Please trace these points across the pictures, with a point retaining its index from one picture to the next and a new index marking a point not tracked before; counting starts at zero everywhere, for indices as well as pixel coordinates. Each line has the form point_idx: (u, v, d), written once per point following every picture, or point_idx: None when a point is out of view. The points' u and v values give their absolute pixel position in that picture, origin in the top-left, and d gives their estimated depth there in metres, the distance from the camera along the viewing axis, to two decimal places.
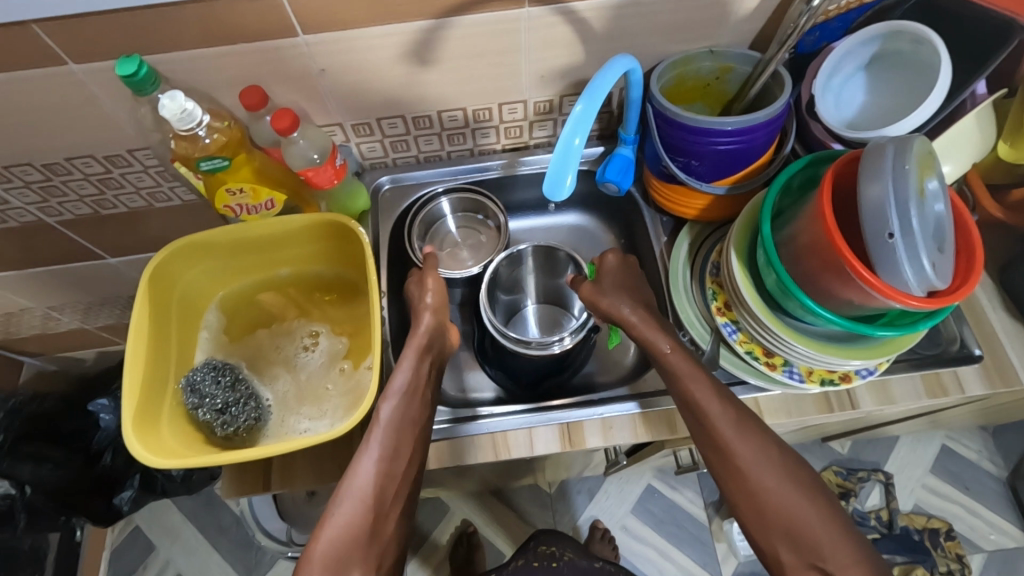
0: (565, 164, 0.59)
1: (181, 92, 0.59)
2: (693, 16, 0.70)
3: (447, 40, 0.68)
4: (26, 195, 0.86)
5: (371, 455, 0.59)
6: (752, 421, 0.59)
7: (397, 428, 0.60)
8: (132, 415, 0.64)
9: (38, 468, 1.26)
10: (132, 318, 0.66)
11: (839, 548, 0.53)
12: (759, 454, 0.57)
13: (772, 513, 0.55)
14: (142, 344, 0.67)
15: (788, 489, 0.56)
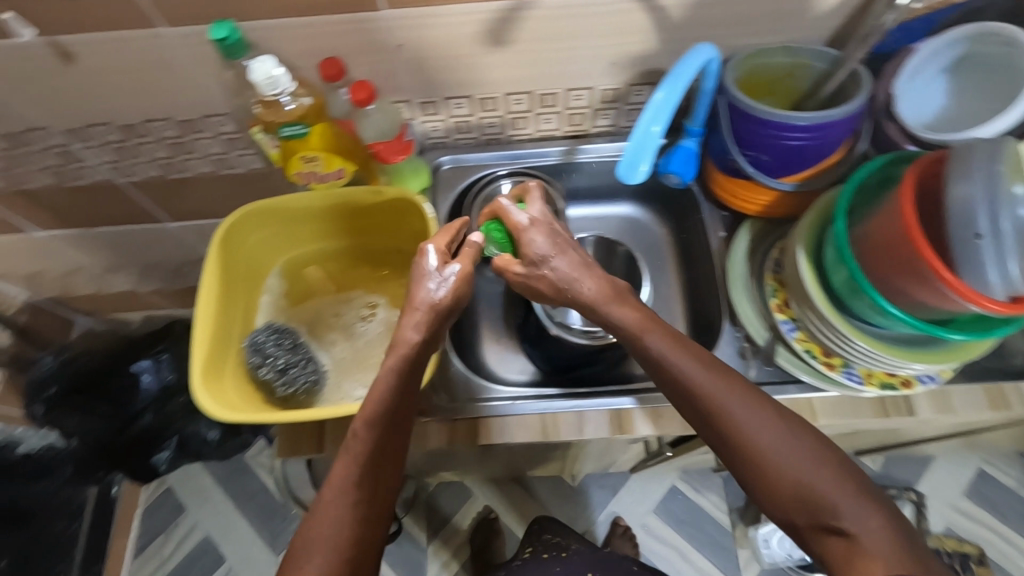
0: (642, 150, 0.59)
1: (270, 57, 0.60)
2: (771, 10, 0.69)
3: (523, 22, 0.69)
4: (102, 154, 0.89)
5: (338, 490, 0.56)
6: (746, 389, 0.56)
7: (369, 459, 0.57)
8: (202, 366, 0.67)
9: (82, 422, 1.35)
10: (203, 276, 0.69)
11: (855, 503, 0.50)
12: (764, 424, 0.54)
13: (781, 482, 0.53)
14: (212, 300, 0.70)
15: (798, 453, 0.53)
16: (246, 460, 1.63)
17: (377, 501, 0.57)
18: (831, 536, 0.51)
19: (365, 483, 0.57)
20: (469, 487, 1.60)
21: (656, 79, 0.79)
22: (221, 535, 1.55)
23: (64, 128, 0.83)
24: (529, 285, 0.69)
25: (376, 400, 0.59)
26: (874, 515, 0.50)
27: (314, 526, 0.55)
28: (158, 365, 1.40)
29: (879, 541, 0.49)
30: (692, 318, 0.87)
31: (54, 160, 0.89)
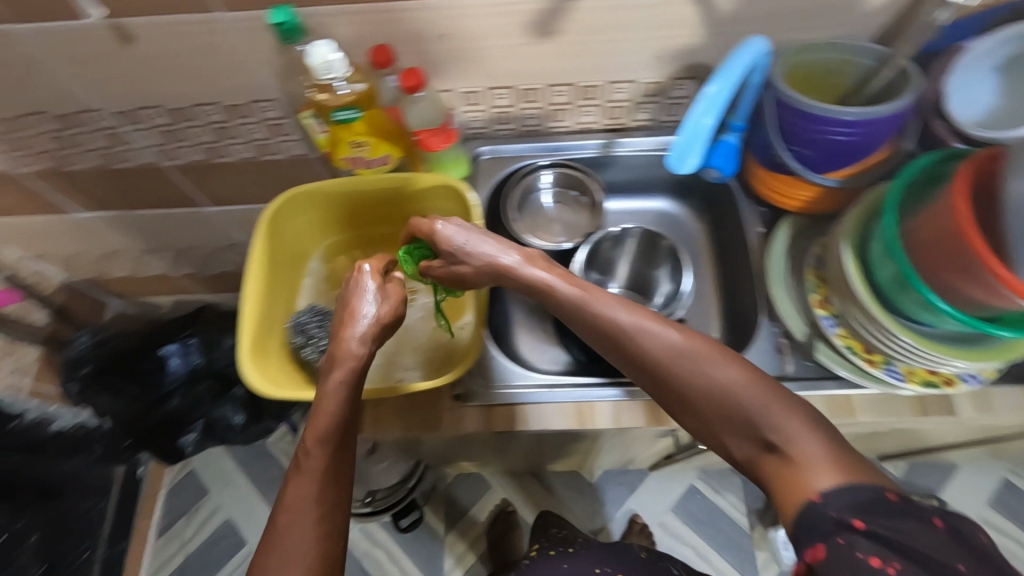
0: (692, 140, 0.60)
1: (327, 42, 0.61)
2: (820, 5, 0.69)
3: (571, 12, 0.70)
4: (149, 137, 0.91)
5: (296, 510, 0.53)
6: (660, 318, 0.55)
7: (328, 473, 0.55)
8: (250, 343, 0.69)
9: (114, 402, 1.37)
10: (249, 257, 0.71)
11: (782, 412, 0.49)
12: (681, 348, 0.53)
13: (704, 405, 0.52)
14: (257, 282, 0.72)
15: (720, 370, 0.52)
16: (268, 446, 1.65)
17: (338, 515, 0.55)
18: (767, 453, 0.49)
19: (327, 498, 0.54)
20: (487, 480, 1.61)
21: (699, 74, 0.80)
22: (242, 518, 1.56)
23: (115, 111, 0.85)
24: (449, 272, 0.67)
25: (329, 419, 0.57)
26: (802, 418, 0.49)
27: (273, 552, 0.52)
28: (186, 348, 1.41)
29: (810, 443, 0.48)
30: (726, 313, 0.88)
31: (103, 142, 0.92)
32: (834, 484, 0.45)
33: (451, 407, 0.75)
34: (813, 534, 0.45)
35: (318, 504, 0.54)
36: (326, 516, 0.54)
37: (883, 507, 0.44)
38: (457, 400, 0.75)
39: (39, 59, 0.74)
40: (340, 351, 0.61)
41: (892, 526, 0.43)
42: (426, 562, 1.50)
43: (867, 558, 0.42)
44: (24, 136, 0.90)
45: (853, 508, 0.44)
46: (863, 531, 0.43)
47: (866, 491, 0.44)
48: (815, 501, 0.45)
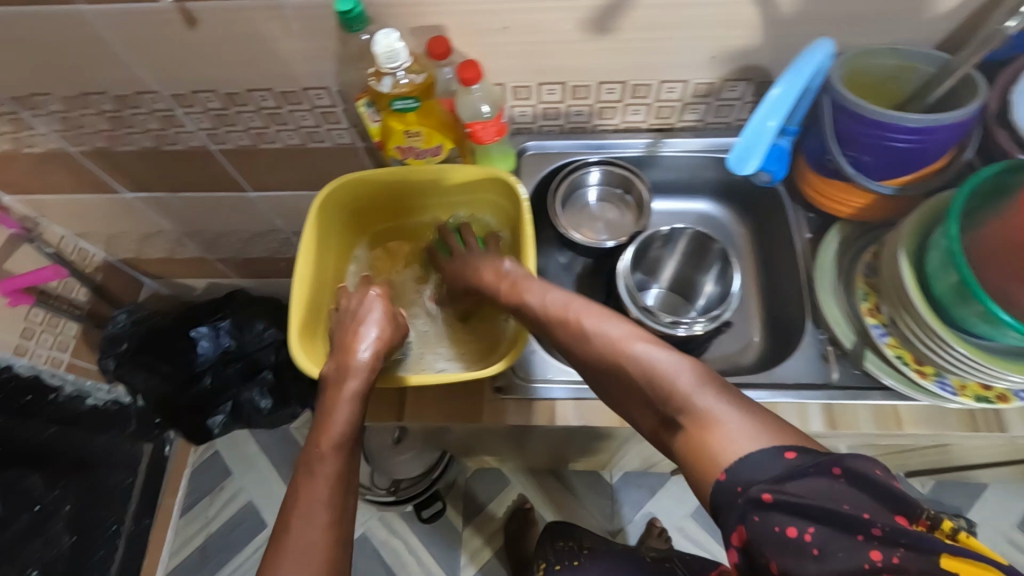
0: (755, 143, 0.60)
1: (393, 31, 0.62)
2: (884, 9, 0.68)
3: (630, 9, 0.69)
4: (201, 121, 0.92)
5: (308, 513, 0.56)
6: (579, 303, 0.59)
7: (338, 476, 0.58)
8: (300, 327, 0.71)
9: (148, 379, 1.39)
10: (299, 247, 0.72)
11: (682, 377, 0.51)
12: (593, 328, 0.56)
13: (619, 381, 0.55)
14: (309, 271, 0.73)
15: (628, 341, 0.54)
16: (291, 431, 1.66)
17: (346, 518, 0.57)
18: (674, 424, 0.51)
19: (336, 501, 0.57)
20: (505, 475, 1.60)
21: (753, 75, 0.79)
22: (264, 502, 1.57)
23: (171, 93, 0.86)
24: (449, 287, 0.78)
25: (342, 428, 0.61)
26: (698, 380, 0.50)
27: (285, 558, 0.54)
28: (217, 332, 1.43)
29: (709, 402, 0.49)
30: (768, 318, 0.87)
31: (156, 124, 0.94)
32: (735, 449, 0.46)
33: (491, 400, 0.75)
34: (731, 515, 0.46)
35: (333, 509, 0.57)
36: (338, 518, 0.56)
37: (787, 472, 0.44)
38: (497, 393, 0.75)
39: (105, 39, 0.76)
40: (351, 362, 0.66)
41: (802, 494, 0.44)
42: (443, 554, 1.51)
43: (782, 530, 0.43)
44: (82, 115, 0.92)
45: (759, 482, 0.45)
46: (773, 505, 0.44)
47: (764, 455, 0.45)
48: (721, 479, 0.46)
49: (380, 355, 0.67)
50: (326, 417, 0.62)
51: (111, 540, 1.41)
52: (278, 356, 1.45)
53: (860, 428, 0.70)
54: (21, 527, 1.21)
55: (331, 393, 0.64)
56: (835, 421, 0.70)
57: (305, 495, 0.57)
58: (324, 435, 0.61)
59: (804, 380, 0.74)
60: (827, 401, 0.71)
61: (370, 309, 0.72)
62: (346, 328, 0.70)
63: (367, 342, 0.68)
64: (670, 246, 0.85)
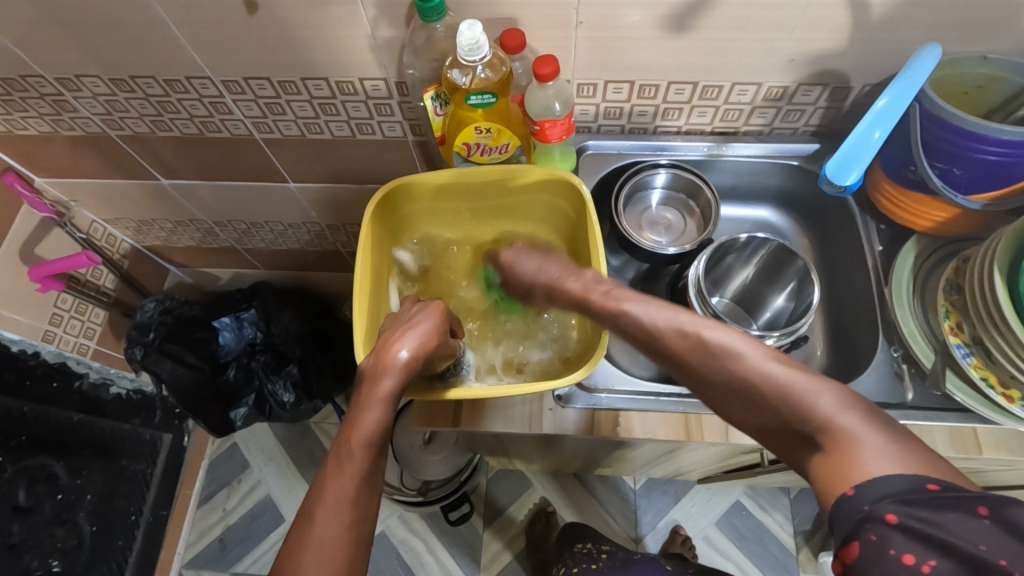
0: (858, 155, 0.67)
1: (477, 22, 0.59)
2: (980, 16, 0.65)
3: (714, 8, 0.66)
4: (249, 109, 0.90)
5: (333, 510, 0.52)
6: (691, 316, 0.54)
7: (365, 476, 0.55)
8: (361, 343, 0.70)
9: (173, 369, 1.33)
10: (357, 255, 0.71)
11: (821, 394, 0.45)
12: (715, 340, 0.51)
13: (743, 400, 0.49)
14: (368, 278, 0.72)
15: (751, 357, 0.49)
16: (311, 425, 1.62)
17: (368, 517, 0.54)
18: (811, 448, 0.46)
19: (360, 500, 0.54)
20: (528, 478, 1.58)
21: (831, 81, 0.76)
22: (283, 496, 1.53)
23: (222, 80, 0.84)
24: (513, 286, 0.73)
25: (370, 427, 0.57)
26: (840, 398, 0.45)
27: (304, 555, 0.50)
28: (239, 323, 1.42)
29: (851, 422, 0.44)
30: (830, 330, 0.85)
31: (203, 112, 0.91)
32: (872, 471, 0.41)
33: (552, 408, 0.73)
34: (844, 528, 0.41)
35: (355, 509, 0.53)
36: (360, 519, 0.53)
37: (919, 497, 0.40)
38: (557, 400, 0.73)
39: (165, 22, 0.74)
40: (387, 362, 0.61)
41: (932, 520, 0.39)
42: (463, 555, 1.49)
43: (900, 556, 0.38)
44: (127, 99, 0.90)
45: (888, 499, 0.40)
46: (898, 526, 0.39)
47: (902, 479, 0.40)
48: (848, 494, 0.41)
49: (418, 359, 0.63)
50: (357, 414, 0.58)
51: (130, 531, 1.38)
52: (305, 349, 1.42)
53: (937, 450, 0.67)
54: (46, 516, 1.20)
55: (364, 390, 0.60)
56: None
57: (327, 492, 0.53)
58: (355, 431, 0.57)
59: (876, 398, 0.71)
60: (904, 421, 0.68)
61: (420, 318, 0.66)
62: (394, 329, 0.66)
63: (407, 342, 0.63)
64: (743, 260, 0.83)
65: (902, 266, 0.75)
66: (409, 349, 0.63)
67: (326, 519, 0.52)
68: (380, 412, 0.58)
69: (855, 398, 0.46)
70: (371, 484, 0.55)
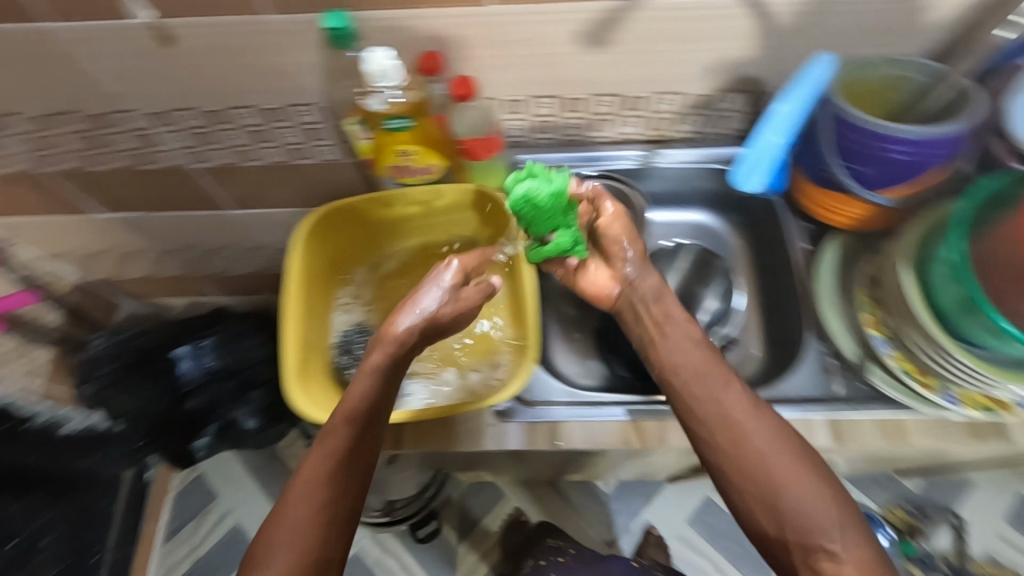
0: (757, 161, 0.66)
1: (383, 49, 0.60)
2: (878, 20, 0.68)
3: (627, 23, 0.68)
4: (180, 140, 0.89)
5: (311, 488, 0.55)
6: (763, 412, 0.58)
7: (344, 458, 0.56)
8: (299, 368, 0.67)
9: (132, 402, 1.31)
10: (289, 280, 0.69)
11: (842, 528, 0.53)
12: (773, 451, 0.56)
13: (776, 503, 0.55)
14: (302, 306, 0.70)
15: (798, 475, 0.55)
16: (279, 449, 1.57)
17: (349, 498, 0.57)
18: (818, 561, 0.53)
19: (339, 484, 0.56)
20: (501, 489, 1.57)
21: (748, 86, 0.78)
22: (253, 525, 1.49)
23: (148, 112, 0.83)
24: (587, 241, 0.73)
25: (357, 402, 0.58)
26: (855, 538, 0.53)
27: (284, 522, 0.54)
28: (198, 351, 1.35)
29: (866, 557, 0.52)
30: (767, 327, 0.87)
31: (134, 143, 0.90)
32: None
33: (491, 423, 0.73)
34: None
35: (332, 489, 0.55)
36: (341, 499, 0.55)
37: None
38: (498, 417, 0.73)
39: (83, 58, 0.73)
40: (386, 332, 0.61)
41: None
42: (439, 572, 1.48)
43: None
44: (54, 135, 0.88)
45: None
46: None
47: None
48: None
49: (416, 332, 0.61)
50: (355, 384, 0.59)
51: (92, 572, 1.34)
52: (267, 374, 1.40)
53: (867, 442, 0.69)
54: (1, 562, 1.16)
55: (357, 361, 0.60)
56: (841, 434, 0.69)
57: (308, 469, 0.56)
58: (342, 407, 0.58)
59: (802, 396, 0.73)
60: (833, 415, 0.70)
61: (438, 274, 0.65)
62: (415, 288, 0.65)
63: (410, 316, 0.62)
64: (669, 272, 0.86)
65: (821, 265, 0.77)
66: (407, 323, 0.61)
67: (304, 494, 0.55)
68: (375, 382, 0.59)
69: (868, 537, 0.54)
70: (356, 473, 0.57)
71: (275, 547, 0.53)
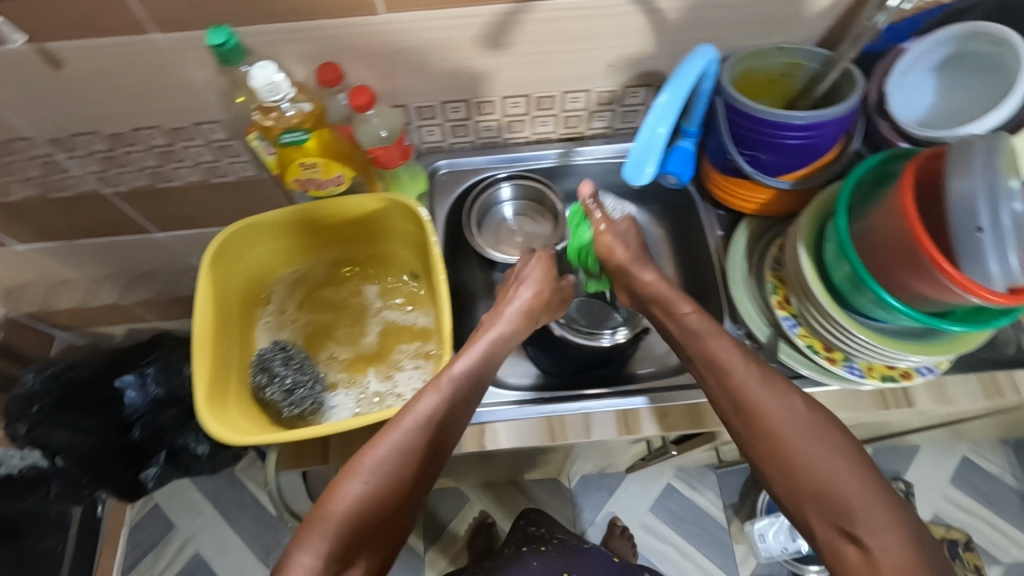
0: (647, 151, 0.62)
1: (271, 63, 0.60)
2: (763, 12, 0.70)
3: (521, 25, 0.69)
4: (87, 164, 0.86)
5: (398, 429, 0.61)
6: (793, 397, 0.58)
7: (430, 418, 0.62)
8: (205, 395, 0.65)
9: (71, 437, 1.23)
10: (195, 303, 0.67)
11: (874, 511, 0.52)
12: (803, 434, 0.56)
13: (800, 481, 0.55)
14: (207, 332, 0.68)
15: (828, 455, 0.55)
16: (237, 473, 1.55)
17: (418, 461, 0.61)
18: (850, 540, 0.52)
19: (418, 441, 0.61)
20: (464, 493, 1.57)
21: (652, 81, 0.80)
22: (213, 552, 1.47)
23: (48, 138, 0.80)
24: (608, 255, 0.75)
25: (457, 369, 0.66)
26: (889, 521, 0.52)
27: (372, 449, 0.60)
28: (143, 379, 1.34)
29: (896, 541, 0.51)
30: None
31: (40, 172, 0.87)
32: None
33: None
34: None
35: (405, 452, 0.60)
36: (414, 468, 0.60)
37: None
38: None
39: None
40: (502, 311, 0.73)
41: None
42: None
43: None
44: None
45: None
46: None
47: None
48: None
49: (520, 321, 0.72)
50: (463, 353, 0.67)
51: None
52: None
53: None
54: None
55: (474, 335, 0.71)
56: None
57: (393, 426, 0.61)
58: (447, 369, 0.66)
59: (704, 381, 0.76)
60: None
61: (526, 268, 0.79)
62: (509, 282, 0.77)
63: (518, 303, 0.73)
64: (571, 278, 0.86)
65: (739, 249, 0.79)
66: (522, 300, 0.73)
67: (389, 435, 0.61)
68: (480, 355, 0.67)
69: (909, 530, 0.52)
70: (433, 436, 0.62)
71: (356, 474, 0.59)
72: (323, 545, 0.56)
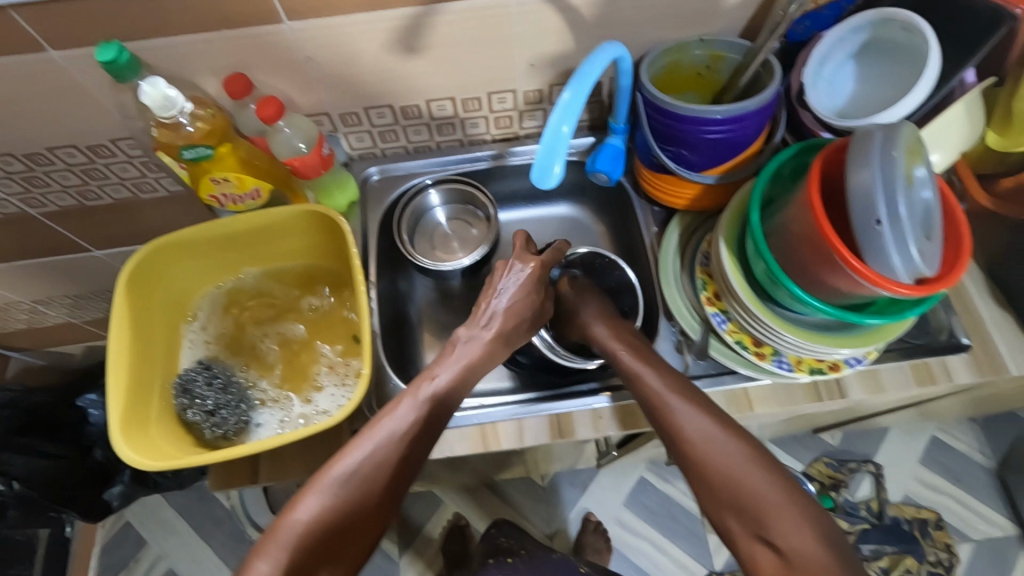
0: (553, 151, 0.58)
1: (164, 80, 0.60)
2: (679, 6, 0.69)
3: (433, 27, 0.67)
4: (9, 186, 0.84)
5: (374, 440, 0.61)
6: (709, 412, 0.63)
7: (405, 436, 0.62)
8: (121, 419, 0.64)
9: (29, 462, 1.13)
10: (110, 322, 0.66)
11: (785, 513, 0.56)
12: (723, 449, 0.60)
13: (722, 493, 0.59)
14: (123, 353, 0.66)
15: (744, 466, 0.59)
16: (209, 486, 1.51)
17: (390, 479, 0.61)
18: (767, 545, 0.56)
19: (391, 459, 0.61)
20: (439, 496, 1.56)
21: None
22: (186, 567, 1.43)
23: None
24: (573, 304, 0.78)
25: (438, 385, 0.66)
26: (799, 520, 0.55)
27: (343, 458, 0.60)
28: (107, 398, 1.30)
29: (807, 540, 0.54)
30: None
31: None
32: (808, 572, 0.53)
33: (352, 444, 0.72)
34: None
35: (375, 466, 0.60)
36: (382, 488, 0.60)
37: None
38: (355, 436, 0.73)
39: None
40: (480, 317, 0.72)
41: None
42: None
43: None
44: None
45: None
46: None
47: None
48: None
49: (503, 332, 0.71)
50: (439, 369, 0.68)
51: None
52: None
53: None
54: None
55: (450, 349, 0.70)
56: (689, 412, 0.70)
57: (363, 438, 0.61)
58: (424, 386, 0.66)
59: None
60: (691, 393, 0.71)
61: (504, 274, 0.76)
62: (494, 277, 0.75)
63: (491, 317, 0.72)
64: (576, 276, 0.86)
65: (673, 245, 0.78)
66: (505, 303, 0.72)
67: (363, 446, 0.61)
68: (458, 370, 0.68)
69: (818, 525, 0.56)
70: (407, 451, 0.62)
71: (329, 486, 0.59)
72: (283, 554, 0.56)
